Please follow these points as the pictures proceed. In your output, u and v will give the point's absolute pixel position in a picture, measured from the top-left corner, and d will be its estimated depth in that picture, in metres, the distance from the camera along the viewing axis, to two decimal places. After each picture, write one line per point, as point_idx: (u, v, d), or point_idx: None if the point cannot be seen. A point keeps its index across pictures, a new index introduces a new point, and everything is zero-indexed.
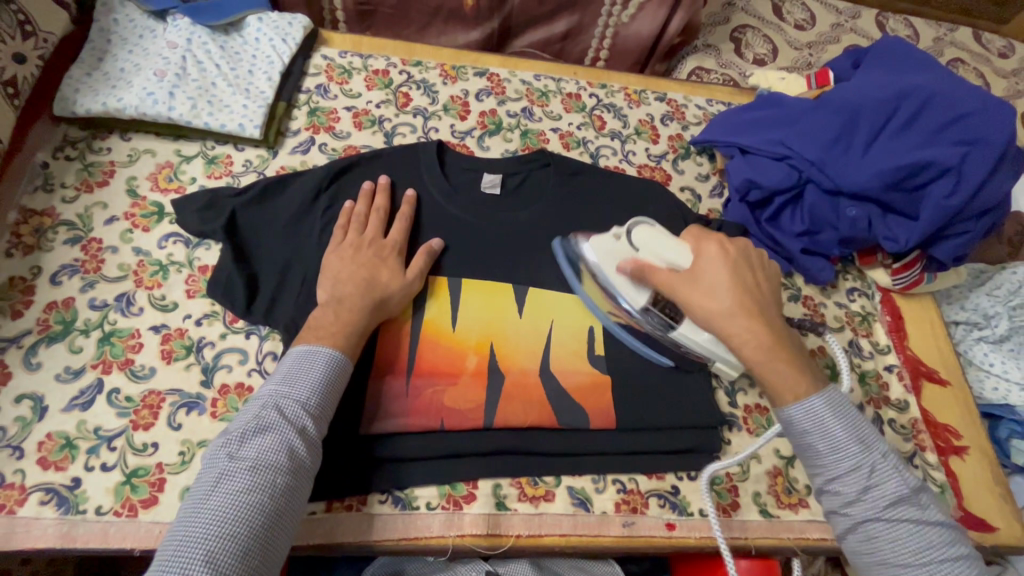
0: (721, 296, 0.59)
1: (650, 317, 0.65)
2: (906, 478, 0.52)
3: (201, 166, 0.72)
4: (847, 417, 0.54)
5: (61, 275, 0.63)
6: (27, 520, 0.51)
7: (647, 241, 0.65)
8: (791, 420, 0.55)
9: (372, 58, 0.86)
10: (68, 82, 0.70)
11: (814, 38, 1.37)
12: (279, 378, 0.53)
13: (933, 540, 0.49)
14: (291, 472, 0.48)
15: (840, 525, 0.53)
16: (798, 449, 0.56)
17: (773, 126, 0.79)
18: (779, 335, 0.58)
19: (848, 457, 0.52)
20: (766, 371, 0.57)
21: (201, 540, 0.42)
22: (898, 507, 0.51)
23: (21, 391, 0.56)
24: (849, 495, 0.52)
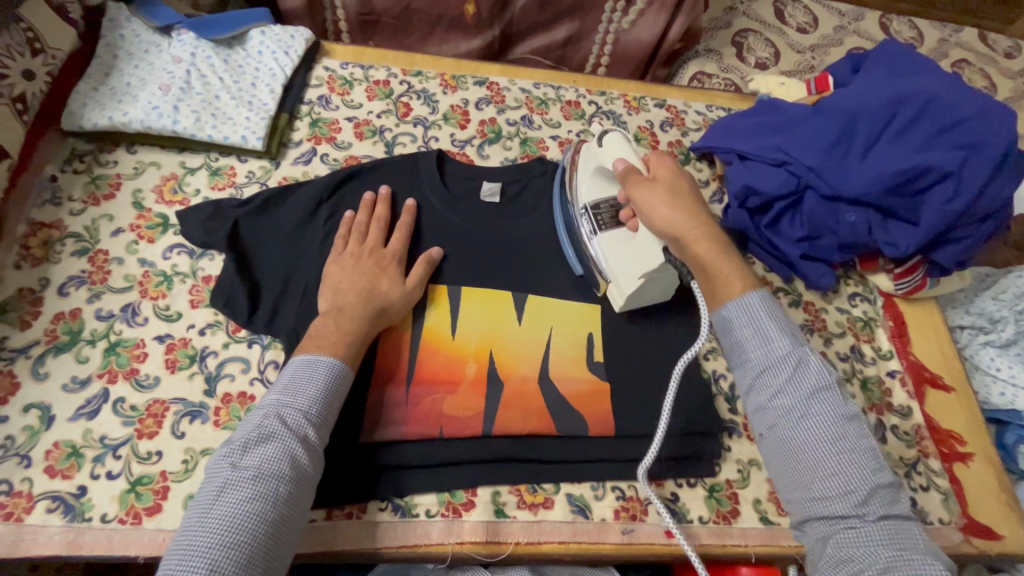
0: (678, 204, 0.63)
1: (586, 215, 0.69)
2: (830, 373, 0.52)
3: (205, 177, 0.73)
4: (777, 316, 0.55)
5: (69, 286, 0.64)
6: (34, 527, 0.52)
7: (613, 148, 0.69)
8: (727, 317, 0.57)
9: (373, 69, 0.87)
10: (75, 97, 0.72)
11: (817, 41, 1.36)
12: (281, 388, 0.54)
13: (847, 431, 0.50)
14: (293, 479, 0.49)
15: (761, 419, 0.54)
16: (728, 348, 0.57)
17: (772, 132, 0.79)
18: (718, 244, 0.60)
19: (772, 349, 0.54)
20: (710, 266, 0.59)
21: (205, 550, 0.43)
22: (818, 400, 0.51)
23: (28, 401, 0.57)
24: (774, 386, 0.53)
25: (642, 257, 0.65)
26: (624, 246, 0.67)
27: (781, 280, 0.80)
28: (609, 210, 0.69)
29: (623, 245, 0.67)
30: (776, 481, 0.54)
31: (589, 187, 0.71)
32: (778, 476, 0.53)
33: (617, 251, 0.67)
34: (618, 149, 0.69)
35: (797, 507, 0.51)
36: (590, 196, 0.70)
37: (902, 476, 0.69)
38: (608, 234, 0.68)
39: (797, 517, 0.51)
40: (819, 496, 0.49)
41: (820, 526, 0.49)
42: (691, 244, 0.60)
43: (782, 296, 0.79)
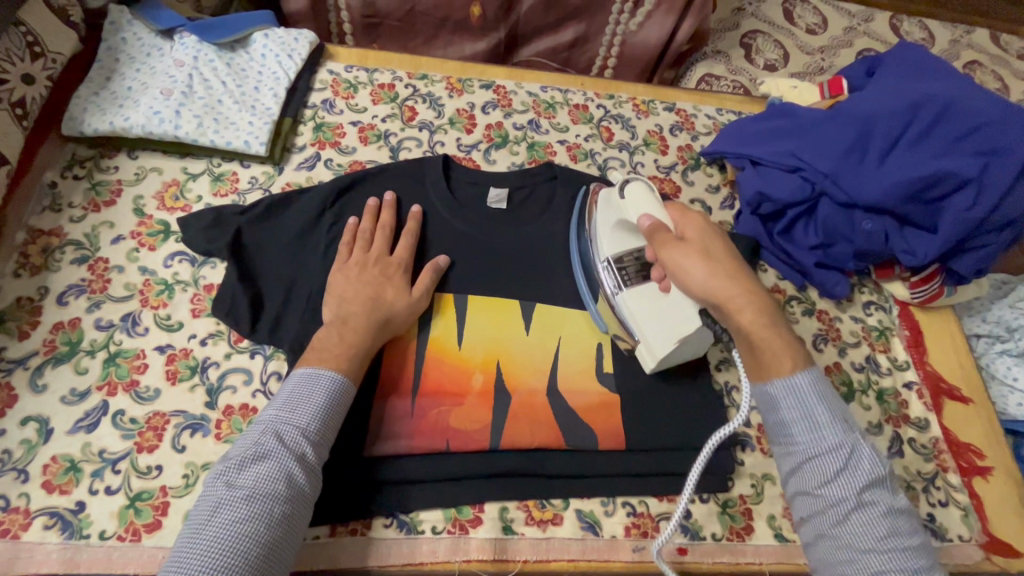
0: (715, 266, 0.58)
1: (610, 270, 0.65)
2: (882, 465, 0.51)
3: (207, 183, 0.72)
4: (828, 401, 0.53)
5: (68, 295, 0.63)
6: (31, 545, 0.51)
7: (637, 200, 0.65)
8: (774, 395, 0.54)
9: (378, 72, 0.86)
10: (76, 101, 0.70)
11: (827, 42, 1.35)
12: (279, 403, 0.52)
13: (898, 527, 0.48)
14: (289, 500, 0.47)
15: (807, 506, 0.52)
16: (773, 426, 0.55)
17: (785, 136, 0.78)
18: (762, 313, 0.56)
19: (824, 437, 0.51)
20: (758, 340, 0.55)
21: (195, 573, 0.41)
22: (871, 492, 0.49)
23: (26, 414, 0.56)
24: (823, 473, 0.50)
25: (674, 321, 0.61)
26: (652, 305, 0.62)
27: (794, 288, 0.78)
28: (633, 264, 0.65)
29: (651, 304, 0.62)
30: (817, 571, 0.51)
31: (611, 240, 0.66)
32: (820, 568, 0.51)
33: (645, 311, 0.62)
34: (641, 201, 0.64)
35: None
36: (613, 249, 0.66)
37: (920, 492, 0.67)
38: (634, 290, 0.63)
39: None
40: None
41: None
42: (735, 315, 0.56)
43: (796, 305, 0.77)
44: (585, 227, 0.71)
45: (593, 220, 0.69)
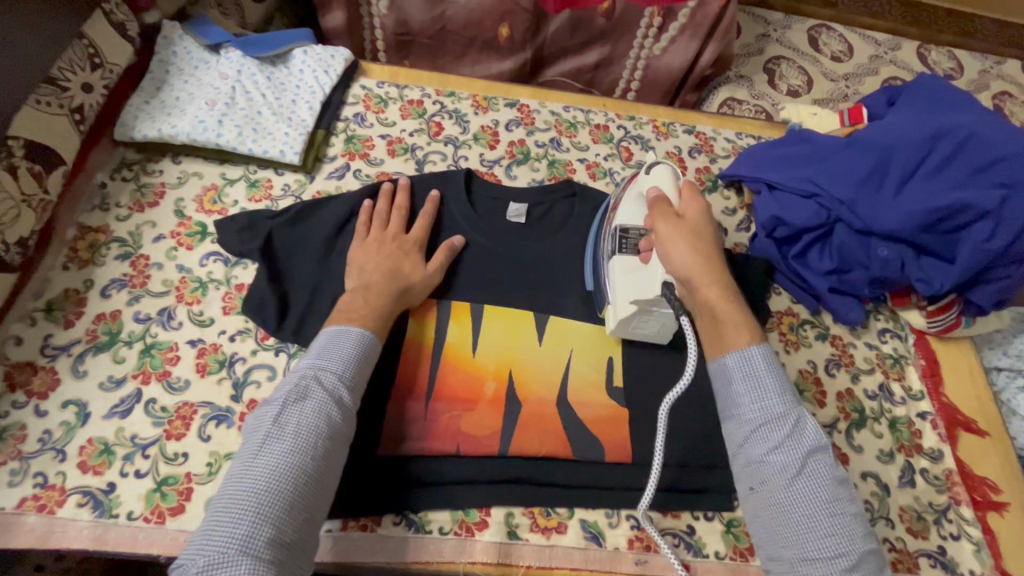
0: (698, 244, 0.61)
1: (611, 238, 0.68)
2: (824, 434, 0.53)
3: (244, 189, 0.76)
4: (776, 374, 0.55)
5: (111, 288, 0.67)
6: (65, 521, 0.54)
7: (656, 178, 0.68)
8: (727, 366, 0.57)
9: (408, 89, 0.90)
10: (129, 109, 0.76)
11: (851, 70, 1.36)
12: (316, 353, 0.56)
13: (837, 491, 0.51)
14: (332, 436, 0.52)
15: (754, 474, 0.53)
16: (725, 397, 0.57)
17: (802, 163, 0.79)
18: (729, 294, 0.59)
19: (771, 405, 0.54)
20: (720, 311, 0.58)
21: (253, 496, 0.46)
22: (814, 458, 0.51)
23: (67, 397, 0.60)
24: (771, 441, 0.52)
25: (645, 289, 0.63)
26: (634, 270, 0.65)
27: (807, 312, 0.78)
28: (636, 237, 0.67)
29: (635, 271, 0.65)
30: (761, 542, 0.52)
31: (622, 212, 0.69)
32: (764, 538, 0.52)
33: (626, 273, 0.65)
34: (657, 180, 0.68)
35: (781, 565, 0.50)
36: (622, 221, 0.69)
37: (930, 523, 0.66)
38: (623, 256, 0.66)
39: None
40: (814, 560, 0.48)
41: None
42: (703, 288, 0.59)
43: (809, 328, 0.77)
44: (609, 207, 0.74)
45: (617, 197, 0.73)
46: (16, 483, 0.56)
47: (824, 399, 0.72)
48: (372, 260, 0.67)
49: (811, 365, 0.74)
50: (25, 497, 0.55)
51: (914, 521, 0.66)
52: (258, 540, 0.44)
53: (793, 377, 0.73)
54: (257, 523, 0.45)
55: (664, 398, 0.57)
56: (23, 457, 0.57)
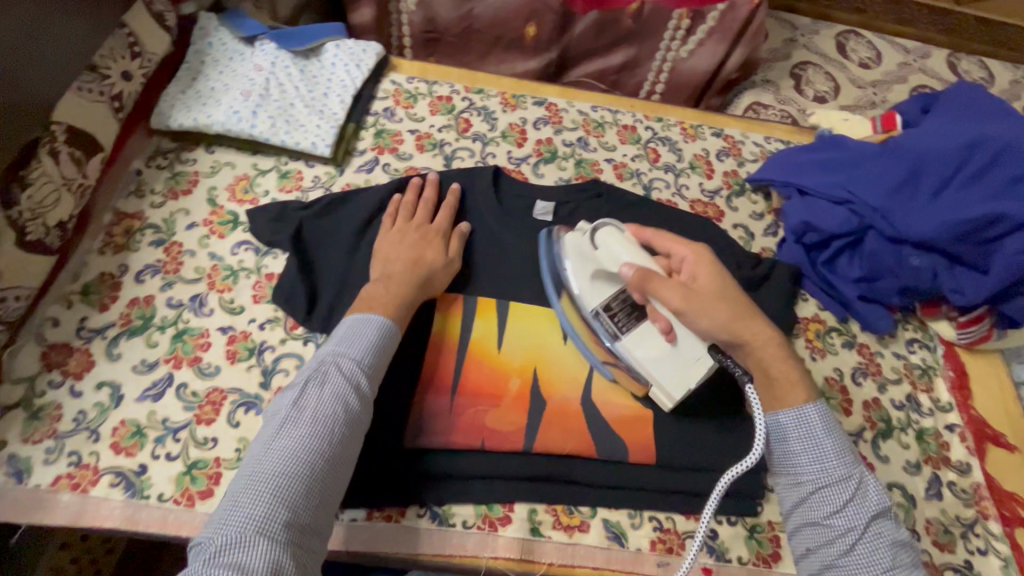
0: (730, 304, 0.58)
1: (603, 318, 0.64)
2: (887, 498, 0.53)
3: (275, 180, 0.77)
4: (835, 433, 0.55)
5: (144, 273, 0.68)
6: (98, 500, 0.56)
7: (612, 248, 0.63)
8: (785, 425, 0.55)
9: (437, 85, 0.90)
10: (165, 98, 0.77)
11: (879, 77, 1.34)
12: (336, 339, 0.57)
13: (902, 560, 0.50)
14: (348, 421, 0.52)
15: (812, 538, 0.53)
16: (780, 455, 0.56)
17: (834, 169, 0.78)
18: (779, 349, 0.57)
19: (831, 468, 0.53)
20: (778, 370, 0.57)
21: (269, 476, 0.47)
22: (877, 523, 0.51)
23: (102, 379, 0.61)
24: (829, 505, 0.52)
25: (683, 366, 0.61)
26: (655, 351, 0.62)
27: (834, 319, 0.77)
28: (623, 308, 0.65)
29: (658, 350, 0.62)
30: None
31: (592, 290, 0.65)
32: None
33: (653, 356, 0.62)
34: (614, 248, 0.63)
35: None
36: (599, 299, 0.65)
37: (957, 537, 0.65)
38: (633, 337, 0.63)
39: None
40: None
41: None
42: (756, 346, 0.57)
43: (836, 336, 0.76)
44: (558, 270, 0.69)
45: (568, 265, 0.67)
46: (52, 461, 0.57)
47: (850, 408, 0.71)
48: (403, 254, 0.67)
49: (837, 373, 0.73)
50: (60, 475, 0.56)
51: (941, 534, 0.65)
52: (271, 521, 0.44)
53: (819, 384, 0.72)
54: (272, 500, 0.45)
55: (725, 476, 0.51)
56: (58, 436, 0.58)
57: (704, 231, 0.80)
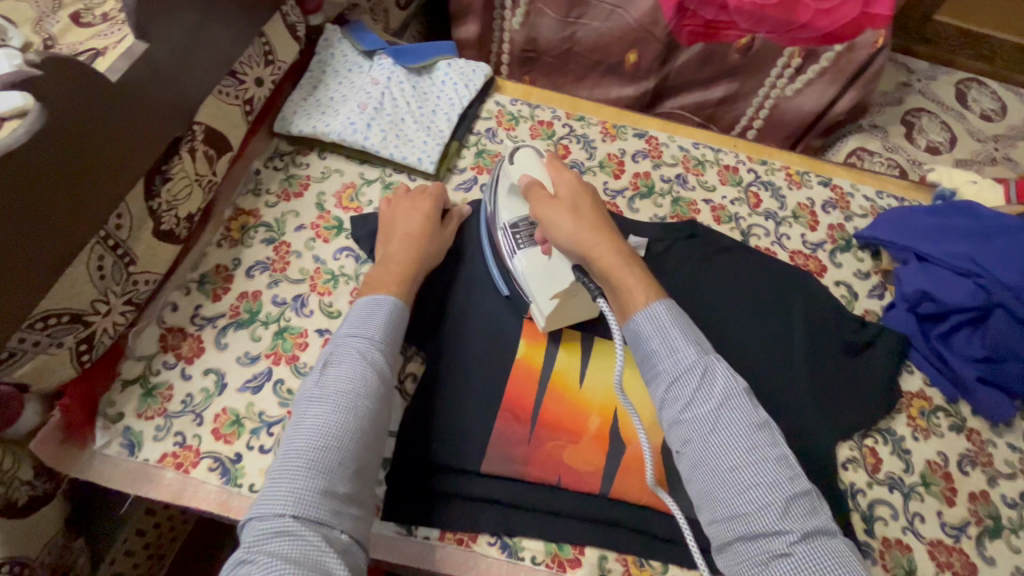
0: (581, 219, 0.59)
1: (507, 234, 0.68)
2: (738, 380, 0.49)
3: (378, 190, 0.80)
4: (682, 325, 0.51)
5: (255, 269, 0.72)
6: (196, 481, 0.60)
7: (522, 165, 0.66)
8: (636, 326, 0.52)
9: (539, 109, 0.91)
10: (289, 105, 0.82)
11: (1003, 131, 1.24)
12: (350, 322, 0.58)
13: (763, 444, 0.46)
14: (370, 395, 0.53)
15: (675, 436, 0.49)
16: (640, 358, 0.52)
17: (960, 237, 0.74)
18: (627, 254, 0.57)
19: (680, 361, 0.49)
20: (612, 281, 0.55)
21: (296, 454, 0.48)
22: (728, 407, 0.47)
23: (208, 365, 0.65)
24: (682, 398, 0.48)
25: (555, 280, 0.63)
26: (538, 268, 0.64)
27: (943, 399, 0.72)
28: (528, 229, 0.67)
29: (540, 267, 0.64)
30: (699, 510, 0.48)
31: (506, 205, 0.69)
32: (700, 504, 0.47)
33: (535, 272, 0.64)
34: (525, 165, 0.66)
35: (718, 528, 0.45)
36: (510, 215, 0.68)
37: None
38: (527, 252, 0.65)
39: (718, 539, 0.45)
40: (743, 515, 0.44)
41: (750, 552, 0.43)
42: (596, 260, 0.57)
43: (943, 417, 0.71)
44: (489, 196, 0.73)
45: (493, 189, 0.72)
46: (160, 438, 0.61)
47: (953, 498, 0.66)
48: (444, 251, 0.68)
49: (942, 457, 0.68)
50: (166, 452, 0.61)
51: None
52: (302, 495, 0.45)
53: (919, 467, 0.67)
54: (298, 477, 0.46)
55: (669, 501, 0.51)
56: (168, 415, 0.62)
57: (803, 284, 0.76)
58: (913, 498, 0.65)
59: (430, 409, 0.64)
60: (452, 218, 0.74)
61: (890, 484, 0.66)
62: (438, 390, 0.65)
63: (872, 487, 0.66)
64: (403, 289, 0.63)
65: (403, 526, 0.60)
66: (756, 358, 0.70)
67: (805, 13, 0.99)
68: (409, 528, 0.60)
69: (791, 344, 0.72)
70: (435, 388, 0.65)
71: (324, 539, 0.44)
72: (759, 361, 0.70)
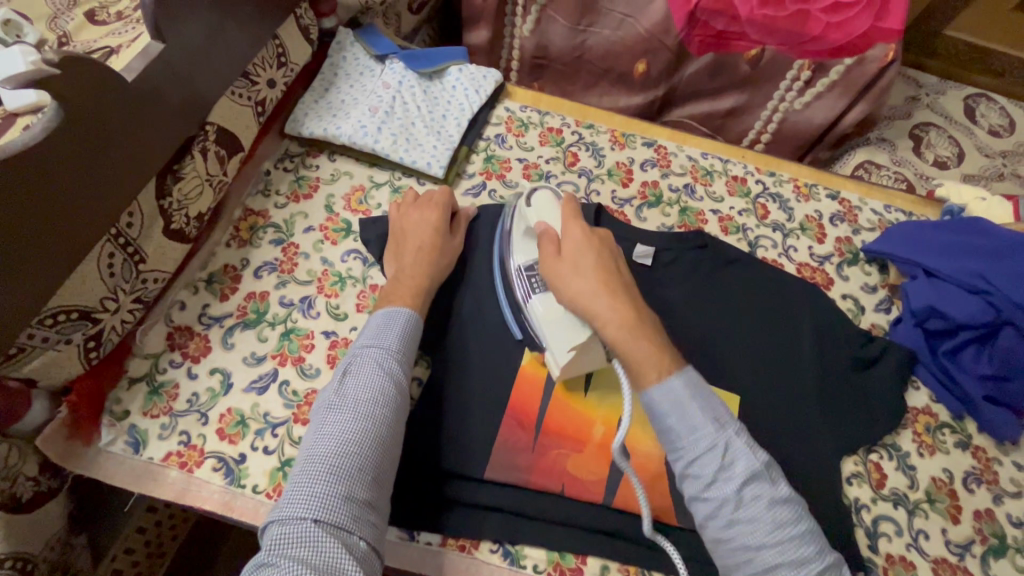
0: (589, 274, 0.59)
1: (522, 276, 0.66)
2: (758, 456, 0.51)
3: (387, 193, 0.80)
4: (702, 398, 0.52)
5: (263, 270, 0.72)
6: (200, 481, 0.60)
7: (539, 209, 0.66)
8: (651, 401, 0.53)
9: (549, 115, 0.91)
10: (301, 107, 0.82)
11: (1011, 147, 1.24)
12: (368, 332, 0.59)
13: (784, 521, 0.48)
14: (389, 403, 0.53)
15: (699, 511, 0.51)
16: (659, 432, 0.53)
17: (972, 255, 0.73)
18: (635, 321, 0.56)
19: (700, 440, 0.50)
20: (619, 354, 0.55)
21: (317, 460, 0.48)
22: (749, 487, 0.49)
23: (214, 365, 0.65)
24: (704, 478, 0.50)
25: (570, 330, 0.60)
26: (552, 315, 0.61)
27: (948, 415, 0.72)
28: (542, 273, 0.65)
29: (554, 314, 0.61)
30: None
31: (522, 247, 0.68)
32: (724, 574, 0.50)
33: (549, 319, 0.62)
34: (542, 209, 0.66)
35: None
36: (525, 257, 0.67)
37: None
38: (541, 297, 0.63)
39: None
40: None
41: None
42: (601, 326, 0.57)
43: (949, 434, 0.70)
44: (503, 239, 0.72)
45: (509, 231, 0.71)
46: (165, 437, 0.62)
47: (958, 515, 0.65)
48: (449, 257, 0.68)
49: (947, 474, 0.68)
50: (171, 451, 0.61)
51: None
52: (324, 501, 0.45)
53: (924, 484, 0.67)
54: (320, 482, 0.46)
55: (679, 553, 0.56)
56: (173, 414, 0.63)
57: (809, 296, 0.76)
58: (916, 514, 0.65)
59: (434, 413, 0.64)
60: (460, 222, 0.74)
61: (894, 500, 0.66)
62: (443, 394, 0.65)
63: (876, 502, 0.65)
64: (405, 298, 0.63)
65: (406, 531, 0.60)
66: (762, 370, 0.70)
67: (817, 26, 0.99)
68: (411, 532, 0.60)
69: (795, 356, 0.71)
70: (439, 392, 0.65)
71: (343, 545, 0.44)
72: (763, 374, 0.70)
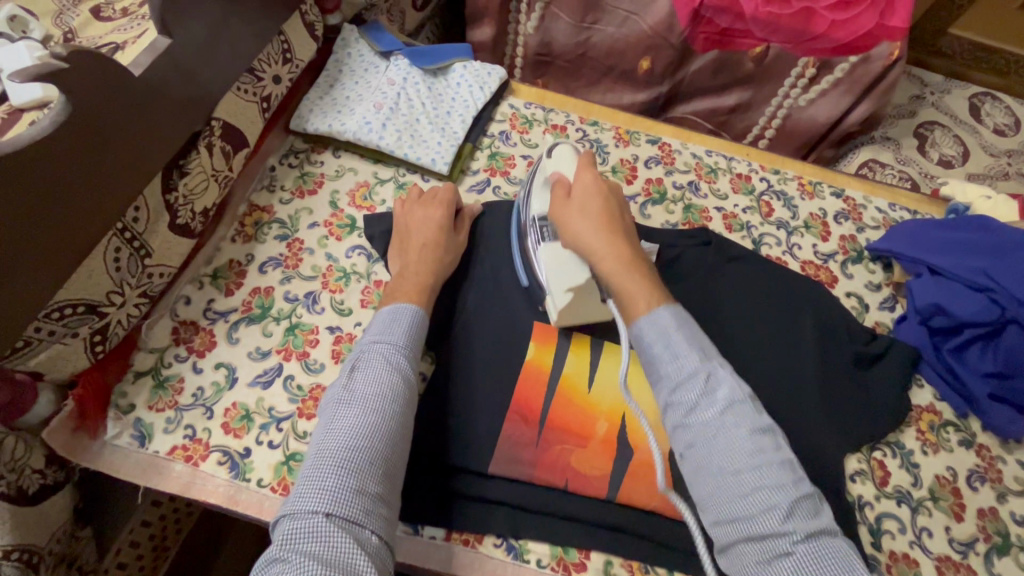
0: (594, 220, 0.60)
1: (535, 227, 0.68)
2: (742, 387, 0.49)
3: (392, 190, 0.80)
4: (689, 331, 0.52)
5: (267, 265, 0.72)
6: (206, 475, 0.60)
7: (556, 160, 0.67)
8: (640, 332, 0.53)
9: (553, 112, 0.91)
10: (305, 103, 0.82)
11: (1016, 146, 1.23)
12: (375, 328, 0.59)
13: (766, 449, 0.46)
14: (398, 397, 0.53)
15: (679, 441, 0.49)
16: (644, 364, 0.53)
17: (976, 252, 0.73)
18: (634, 262, 0.57)
19: (682, 366, 0.50)
20: (615, 285, 0.56)
21: (328, 455, 0.48)
22: (730, 412, 0.48)
23: (220, 359, 0.66)
24: (686, 401, 0.49)
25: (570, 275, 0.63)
26: (557, 261, 0.64)
27: (952, 413, 0.72)
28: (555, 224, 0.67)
29: (560, 261, 0.64)
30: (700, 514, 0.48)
31: (540, 199, 0.69)
32: (702, 508, 0.47)
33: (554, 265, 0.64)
34: (560, 162, 0.67)
35: (721, 530, 0.45)
36: (542, 209, 0.69)
37: None
38: (549, 245, 0.65)
39: (721, 540, 0.45)
40: (746, 519, 0.44)
41: (752, 555, 0.43)
42: (599, 263, 0.58)
43: (953, 432, 0.70)
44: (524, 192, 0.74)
45: (529, 184, 0.73)
46: (170, 430, 0.62)
47: (962, 513, 0.65)
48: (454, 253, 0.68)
49: (951, 472, 0.68)
50: (177, 445, 0.61)
51: None
52: (335, 495, 0.46)
53: (928, 482, 0.67)
54: (331, 477, 0.46)
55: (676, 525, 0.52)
56: (178, 408, 0.63)
57: (813, 294, 0.76)
58: (920, 511, 0.65)
59: (438, 409, 0.64)
60: (464, 219, 0.75)
61: (898, 498, 0.66)
62: (447, 390, 0.65)
63: (879, 500, 0.65)
64: (409, 294, 0.63)
65: (410, 525, 0.60)
66: (766, 367, 0.70)
67: (822, 24, 0.99)
68: (416, 527, 0.60)
69: (799, 353, 0.71)
70: (443, 388, 0.65)
71: (355, 539, 0.44)
72: (767, 371, 0.70)
